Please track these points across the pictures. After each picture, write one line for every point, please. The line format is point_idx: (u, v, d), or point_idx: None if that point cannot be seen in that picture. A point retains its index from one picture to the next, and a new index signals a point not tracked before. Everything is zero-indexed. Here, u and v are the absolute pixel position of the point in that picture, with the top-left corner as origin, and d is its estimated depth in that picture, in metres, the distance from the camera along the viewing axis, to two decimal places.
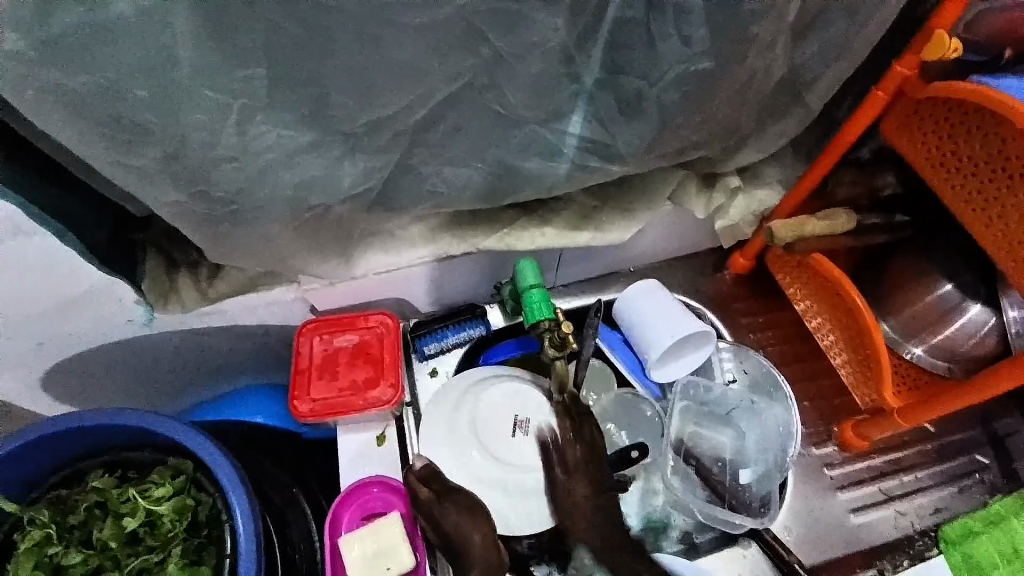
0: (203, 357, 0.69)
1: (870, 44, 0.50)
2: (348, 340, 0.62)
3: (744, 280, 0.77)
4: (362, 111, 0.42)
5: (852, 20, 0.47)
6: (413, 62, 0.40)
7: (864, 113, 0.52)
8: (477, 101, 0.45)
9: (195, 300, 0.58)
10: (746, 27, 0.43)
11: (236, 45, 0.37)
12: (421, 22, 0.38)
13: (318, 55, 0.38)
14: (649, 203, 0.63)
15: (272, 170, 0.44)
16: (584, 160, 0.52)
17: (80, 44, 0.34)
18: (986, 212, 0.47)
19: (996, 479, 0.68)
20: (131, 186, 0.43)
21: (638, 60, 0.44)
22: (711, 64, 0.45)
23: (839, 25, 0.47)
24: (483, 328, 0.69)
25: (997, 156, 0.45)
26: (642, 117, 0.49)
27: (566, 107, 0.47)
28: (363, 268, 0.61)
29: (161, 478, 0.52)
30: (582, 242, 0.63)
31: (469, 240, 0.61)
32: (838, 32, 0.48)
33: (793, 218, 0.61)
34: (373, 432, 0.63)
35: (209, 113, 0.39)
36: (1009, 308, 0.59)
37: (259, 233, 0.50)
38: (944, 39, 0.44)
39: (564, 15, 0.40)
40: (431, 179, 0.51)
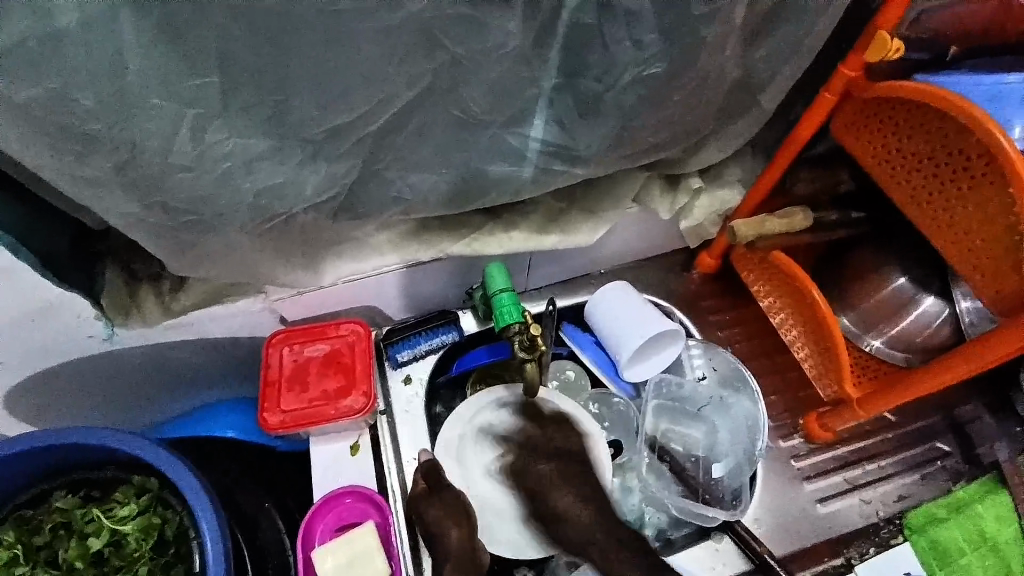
0: (169, 372, 0.67)
1: (818, 46, 0.52)
2: (318, 349, 0.61)
3: (711, 279, 0.79)
4: (322, 117, 0.42)
5: (800, 24, 0.49)
6: (371, 67, 0.40)
7: (815, 113, 0.54)
8: (438, 106, 0.46)
9: (158, 314, 0.57)
10: (698, 30, 0.44)
11: (189, 51, 0.36)
12: (378, 27, 0.38)
13: (273, 60, 0.38)
14: (615, 204, 0.64)
15: (233, 178, 0.44)
16: (548, 163, 0.53)
17: (26, 52, 0.33)
18: (932, 205, 0.49)
19: (958, 465, 0.71)
20: (87, 197, 0.42)
21: (595, 64, 0.45)
22: (666, 67, 0.46)
23: (787, 29, 0.49)
24: (455, 333, 0.69)
25: (940, 151, 0.47)
26: (602, 119, 0.50)
27: (527, 111, 0.48)
28: (331, 276, 0.61)
29: (126, 497, 0.51)
30: (550, 245, 0.63)
31: (438, 246, 0.61)
32: (787, 35, 0.50)
33: (753, 217, 0.63)
34: (347, 441, 0.63)
35: (164, 121, 0.39)
36: (961, 299, 0.61)
37: (223, 242, 0.50)
38: (885, 40, 0.46)
39: (520, 20, 0.40)
40: (396, 185, 0.51)
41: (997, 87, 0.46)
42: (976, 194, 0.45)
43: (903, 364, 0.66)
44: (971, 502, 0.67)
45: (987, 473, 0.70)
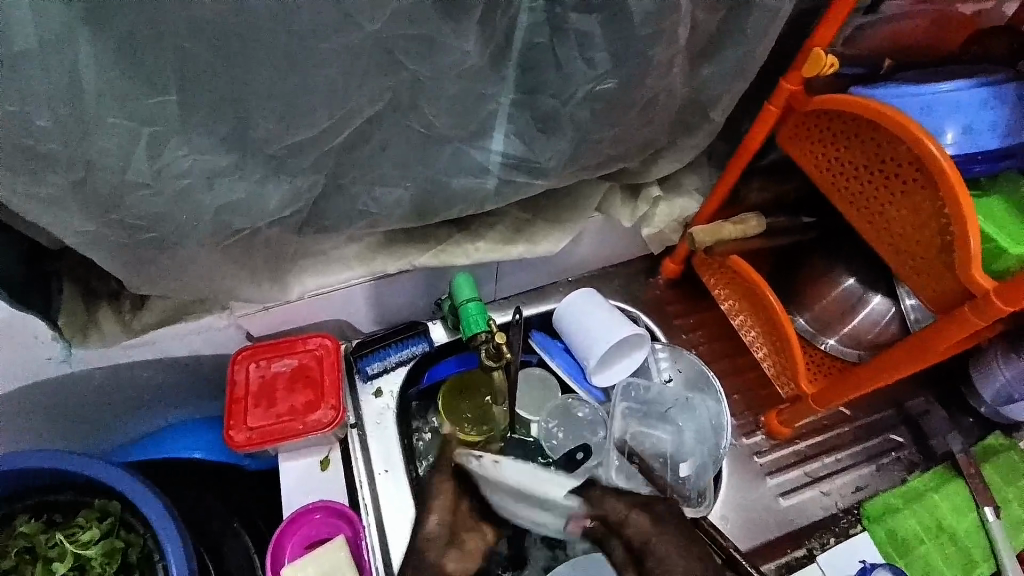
0: (131, 393, 0.66)
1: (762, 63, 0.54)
2: (286, 364, 0.61)
3: (675, 284, 0.82)
4: (284, 133, 0.43)
5: (744, 42, 0.51)
6: (329, 85, 0.41)
7: (762, 125, 0.57)
8: (399, 121, 0.46)
9: (118, 332, 0.56)
10: (647, 49, 0.46)
11: (146, 70, 0.37)
12: (335, 47, 0.39)
13: (232, 80, 0.38)
14: (578, 214, 0.66)
15: (192, 195, 0.44)
16: (510, 175, 0.54)
17: None
18: (871, 210, 0.52)
19: (911, 456, 0.74)
20: (40, 217, 0.42)
21: (551, 80, 0.46)
22: (618, 83, 0.48)
23: (733, 47, 0.52)
24: (426, 344, 0.69)
25: (875, 159, 0.50)
26: (561, 133, 0.51)
27: (488, 126, 0.49)
28: (298, 291, 0.61)
29: (88, 521, 0.50)
30: (515, 255, 0.65)
31: (406, 258, 0.62)
32: (733, 53, 0.52)
33: (710, 224, 0.67)
34: (317, 456, 0.63)
35: (120, 139, 0.39)
36: (905, 297, 0.64)
37: (186, 259, 0.49)
38: (820, 57, 0.49)
39: (476, 39, 0.42)
40: (361, 199, 0.52)
41: (929, 97, 0.49)
42: (910, 199, 0.48)
43: (856, 361, 0.69)
44: (928, 493, 0.69)
45: (941, 462, 0.73)
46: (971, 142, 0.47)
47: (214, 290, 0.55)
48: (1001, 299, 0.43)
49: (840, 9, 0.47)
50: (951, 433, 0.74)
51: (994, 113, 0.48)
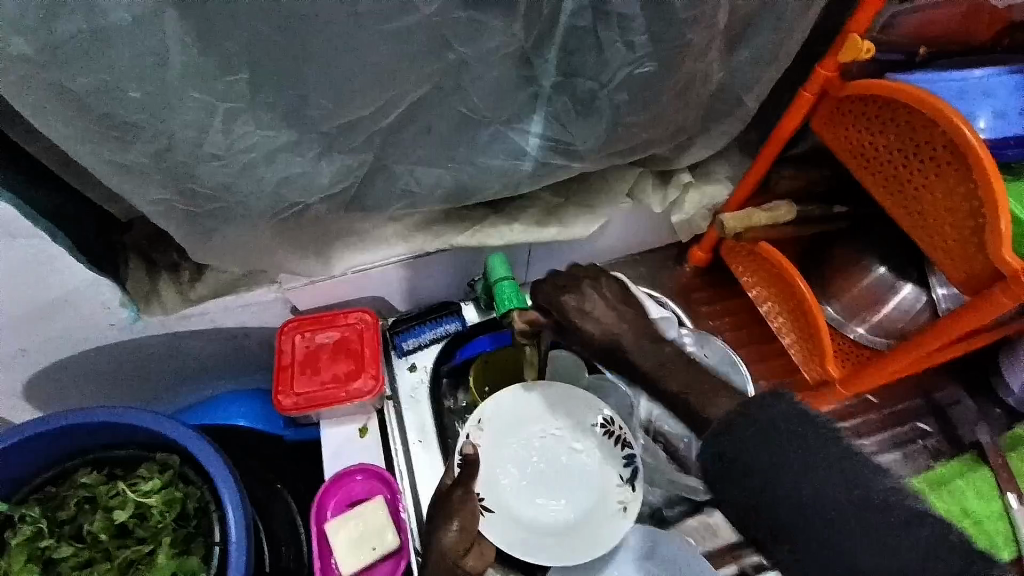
0: (186, 360, 0.70)
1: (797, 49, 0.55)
2: (329, 336, 0.64)
3: (702, 272, 0.84)
4: (340, 113, 0.46)
5: (781, 28, 0.53)
6: (383, 66, 0.43)
7: (794, 112, 0.58)
8: (445, 103, 0.49)
9: (176, 301, 0.60)
10: (685, 34, 0.47)
11: (220, 50, 0.40)
12: (390, 30, 0.41)
13: (295, 60, 0.41)
14: (610, 199, 0.68)
15: (255, 168, 0.47)
16: (547, 158, 0.56)
17: (75, 47, 0.36)
18: (903, 195, 0.53)
19: (938, 444, 0.76)
20: (122, 184, 0.46)
21: (590, 64, 0.48)
22: (655, 67, 0.50)
23: (770, 33, 0.53)
24: (459, 323, 0.73)
25: (907, 144, 0.51)
26: (597, 117, 0.53)
27: (527, 110, 0.52)
28: (342, 267, 0.64)
29: (149, 472, 0.54)
30: (548, 237, 0.67)
31: (443, 237, 0.65)
32: (771, 39, 0.53)
33: (742, 211, 0.68)
34: (356, 424, 0.66)
35: (195, 115, 0.42)
36: (938, 286, 0.64)
37: (246, 231, 0.53)
38: (856, 43, 0.49)
39: (522, 23, 0.44)
40: (404, 178, 0.55)
41: (961, 83, 0.49)
42: (942, 184, 0.49)
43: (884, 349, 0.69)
44: (960, 482, 0.67)
45: (967, 451, 0.74)
46: (1004, 125, 0.48)
47: (267, 262, 0.58)
48: None
49: None
50: (980, 424, 0.75)
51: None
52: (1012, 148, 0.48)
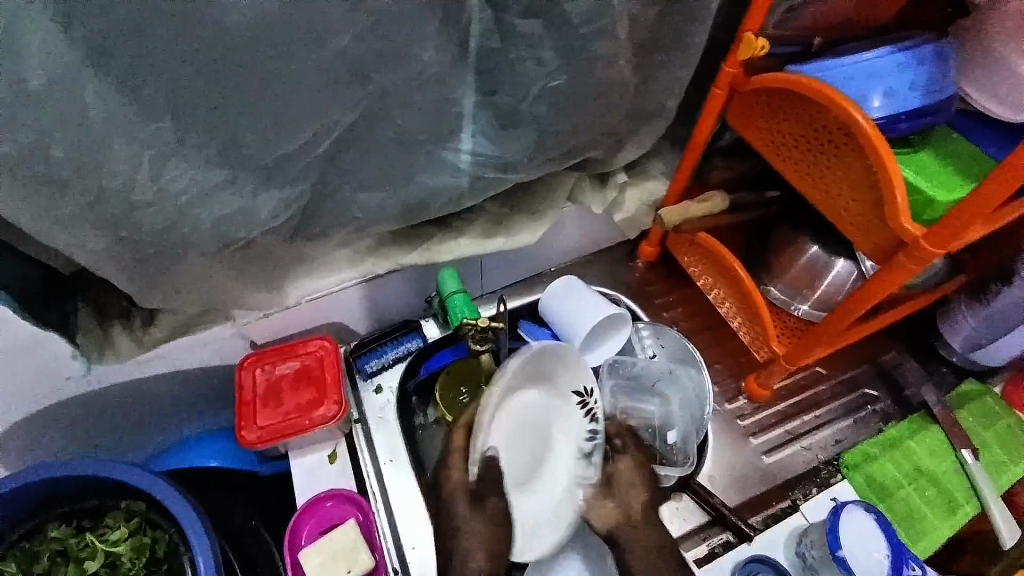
0: (144, 410, 0.71)
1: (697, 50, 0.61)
2: (290, 366, 0.67)
3: (655, 266, 0.87)
4: (273, 150, 0.51)
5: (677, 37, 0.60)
6: (311, 100, 0.49)
7: (711, 109, 0.64)
8: (375, 130, 0.55)
9: (132, 348, 0.62)
10: (586, 48, 0.55)
11: (145, 104, 0.45)
12: (314, 62, 0.47)
13: (219, 105, 0.47)
14: (552, 205, 0.73)
15: (192, 210, 0.52)
16: (481, 171, 0.63)
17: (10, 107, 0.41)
18: (814, 175, 0.58)
19: (886, 408, 0.84)
20: (61, 239, 0.49)
21: (505, 79, 0.56)
22: (564, 79, 0.57)
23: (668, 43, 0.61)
24: (420, 340, 0.74)
25: (809, 129, 0.56)
26: (519, 129, 0.60)
27: (457, 128, 0.58)
28: (294, 296, 0.67)
29: (117, 521, 0.56)
30: (498, 247, 0.71)
31: (393, 258, 0.69)
32: (669, 45, 0.61)
33: (678, 205, 0.71)
34: (325, 450, 0.69)
35: (129, 163, 0.47)
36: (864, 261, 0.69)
37: (206, 261, 0.57)
38: (752, 41, 0.56)
39: (436, 50, 0.51)
40: (346, 205, 0.60)
41: (852, 67, 0.55)
42: (843, 163, 0.54)
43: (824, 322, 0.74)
44: (879, 455, 0.78)
45: (915, 413, 0.83)
46: (895, 102, 0.54)
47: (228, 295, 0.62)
48: (931, 243, 0.50)
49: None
50: (924, 384, 0.85)
51: (911, 73, 0.54)
52: (903, 122, 0.55)
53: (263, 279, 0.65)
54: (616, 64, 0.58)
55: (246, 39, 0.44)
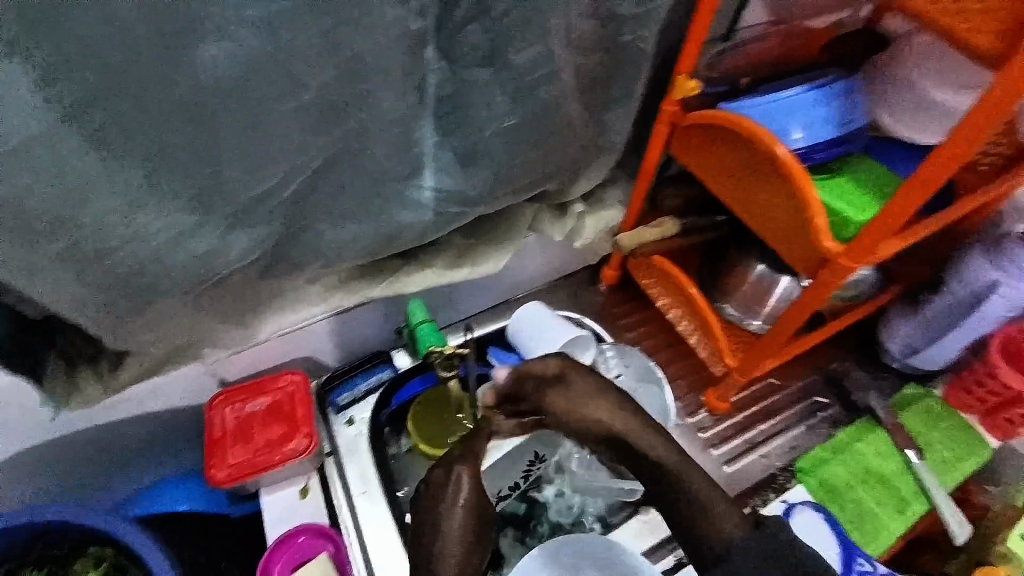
0: (114, 448, 0.79)
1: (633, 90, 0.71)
2: (262, 402, 0.73)
3: (616, 288, 0.97)
4: (244, 190, 0.56)
5: (625, 77, 0.70)
6: (284, 141, 0.55)
7: (656, 142, 0.74)
8: (343, 166, 0.60)
9: (99, 392, 0.66)
10: (537, 90, 0.62)
11: (117, 151, 0.49)
12: (284, 106, 0.53)
13: (194, 149, 0.51)
14: (515, 235, 0.79)
15: (164, 252, 0.55)
16: (444, 205, 0.69)
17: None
18: (749, 200, 0.66)
19: (836, 414, 0.90)
20: (32, 284, 0.52)
21: (463, 117, 0.63)
22: (517, 119, 0.64)
23: (615, 79, 0.71)
24: (389, 370, 0.80)
25: (738, 161, 0.65)
26: (479, 163, 0.67)
27: (419, 166, 0.65)
28: (267, 331, 0.76)
29: (86, 567, 0.57)
30: (464, 276, 0.77)
31: (361, 290, 0.74)
32: (616, 82, 0.71)
33: (634, 230, 0.78)
34: (297, 486, 0.73)
35: (100, 210, 0.50)
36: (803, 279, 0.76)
37: (196, 294, 0.61)
38: (683, 83, 0.65)
39: (396, 94, 0.57)
40: (318, 239, 0.65)
41: (774, 104, 0.63)
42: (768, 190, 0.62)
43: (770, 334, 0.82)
44: (831, 459, 0.82)
45: (863, 416, 0.88)
46: (812, 133, 0.63)
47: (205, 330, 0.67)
48: (849, 259, 0.58)
49: (692, 46, 0.62)
50: (869, 390, 0.89)
51: (824, 107, 0.63)
52: (818, 152, 0.64)
53: (237, 317, 0.71)
54: (573, 105, 0.67)
55: (221, 92, 0.49)
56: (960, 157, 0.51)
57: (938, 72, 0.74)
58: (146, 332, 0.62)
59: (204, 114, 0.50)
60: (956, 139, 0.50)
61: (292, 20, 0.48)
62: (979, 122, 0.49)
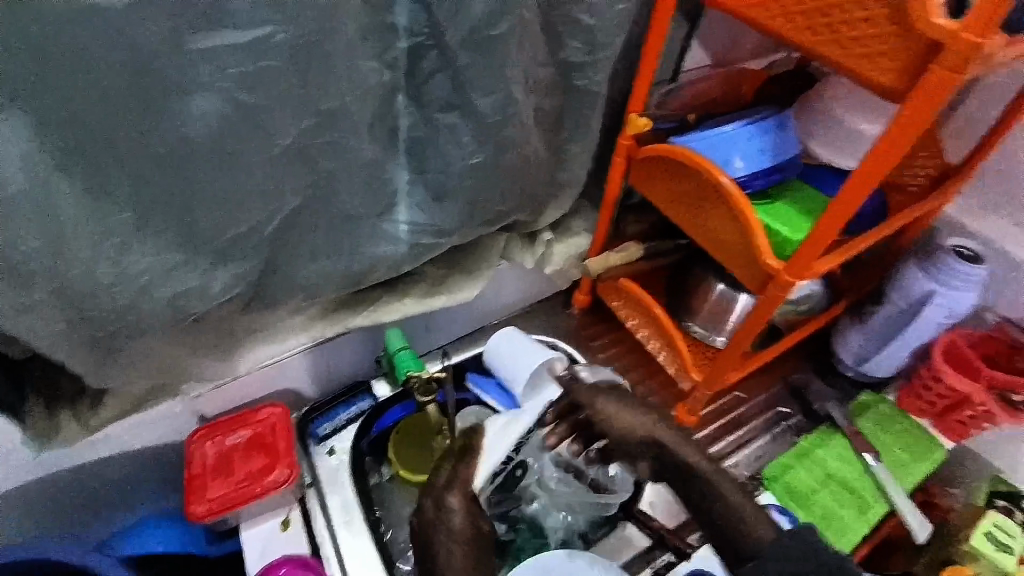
0: (97, 489, 0.88)
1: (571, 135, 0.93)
2: (241, 435, 0.86)
3: (588, 312, 1.17)
4: (225, 231, 0.69)
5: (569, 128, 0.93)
6: (263, 184, 0.69)
7: (617, 170, 0.95)
8: (317, 207, 0.75)
9: (77, 432, 0.75)
10: (493, 125, 0.79)
11: (111, 200, 0.61)
12: (265, 155, 0.67)
13: (181, 199, 0.64)
14: (487, 263, 0.99)
15: (154, 287, 0.67)
16: (418, 238, 0.85)
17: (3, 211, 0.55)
18: (701, 223, 0.86)
19: (798, 422, 1.15)
20: (21, 323, 0.60)
21: (433, 156, 0.80)
22: (481, 159, 0.82)
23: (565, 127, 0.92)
24: (371, 399, 0.97)
25: (693, 189, 0.85)
26: (448, 201, 0.85)
27: (394, 203, 0.82)
28: (245, 365, 0.90)
29: None
30: (440, 302, 0.95)
31: (341, 321, 0.92)
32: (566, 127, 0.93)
33: (602, 257, 1.02)
34: (280, 517, 0.86)
35: (96, 252, 0.62)
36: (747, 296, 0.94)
37: (173, 327, 0.72)
38: (635, 124, 0.88)
39: (368, 141, 0.74)
40: (297, 271, 0.79)
41: (717, 144, 0.83)
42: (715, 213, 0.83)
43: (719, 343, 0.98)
44: (795, 467, 1.03)
45: (823, 423, 1.12)
46: (751, 163, 0.83)
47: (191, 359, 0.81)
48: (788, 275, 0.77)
49: (638, 94, 0.88)
50: (826, 400, 1.13)
51: (758, 143, 0.83)
52: (756, 178, 0.84)
53: (218, 350, 0.85)
54: (519, 147, 0.84)
55: (216, 147, 0.64)
56: (876, 173, 0.67)
57: (862, 105, 0.97)
58: (131, 365, 0.74)
59: (205, 154, 0.63)
60: (870, 163, 0.67)
61: (275, 80, 0.63)
62: (889, 146, 0.65)
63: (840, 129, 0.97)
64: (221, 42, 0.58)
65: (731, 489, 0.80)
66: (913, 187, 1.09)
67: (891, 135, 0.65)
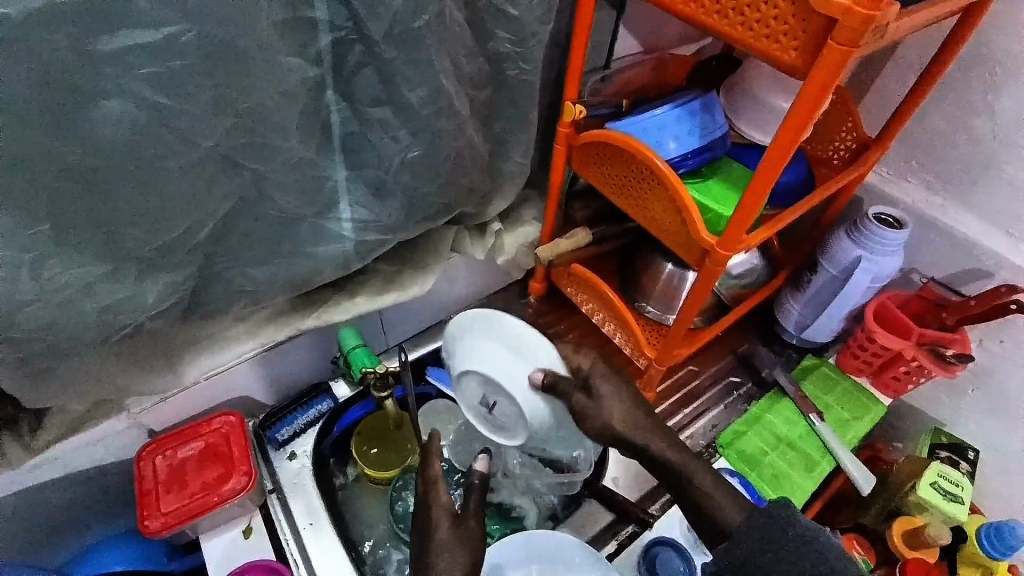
0: (42, 518, 0.81)
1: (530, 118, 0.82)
2: (193, 446, 0.79)
3: (542, 300, 1.06)
4: (152, 239, 0.59)
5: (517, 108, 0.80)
6: (185, 190, 0.58)
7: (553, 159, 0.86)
8: (254, 207, 0.65)
9: (21, 453, 0.72)
10: (433, 118, 0.69)
11: (17, 209, 0.51)
12: (183, 156, 0.56)
13: (97, 202, 0.55)
14: (437, 256, 0.90)
15: (77, 302, 0.58)
16: (364, 234, 0.75)
17: None
18: (644, 208, 0.77)
19: (750, 391, 1.05)
20: None
21: (369, 150, 0.69)
22: (422, 149, 0.71)
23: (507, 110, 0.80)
24: (330, 401, 0.91)
25: (627, 172, 0.76)
26: (391, 194, 0.74)
27: (333, 200, 0.71)
28: (193, 374, 0.79)
29: None
30: (393, 300, 0.87)
31: (292, 324, 0.84)
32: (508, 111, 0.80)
33: (551, 244, 0.87)
34: (239, 527, 0.81)
35: (5, 271, 0.52)
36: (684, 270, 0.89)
37: (112, 345, 0.64)
38: (567, 108, 0.77)
39: (297, 137, 0.63)
40: (237, 278, 0.70)
41: (646, 124, 0.74)
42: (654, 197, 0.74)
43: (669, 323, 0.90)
44: (744, 431, 0.96)
45: (772, 389, 1.03)
46: (684, 142, 0.74)
47: (127, 383, 0.70)
48: (723, 250, 0.69)
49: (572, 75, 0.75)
50: (775, 366, 1.04)
51: (689, 122, 0.74)
52: (689, 160, 0.74)
53: (163, 364, 0.75)
54: (470, 131, 0.74)
55: (128, 139, 0.52)
56: (791, 144, 0.60)
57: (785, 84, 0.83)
58: (56, 392, 0.64)
59: (123, 165, 0.54)
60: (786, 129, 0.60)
61: (191, 80, 0.52)
62: (800, 116, 0.59)
63: (770, 114, 0.83)
64: (126, 45, 0.48)
65: (723, 491, 0.71)
66: (835, 161, 0.99)
67: (797, 106, 0.59)
